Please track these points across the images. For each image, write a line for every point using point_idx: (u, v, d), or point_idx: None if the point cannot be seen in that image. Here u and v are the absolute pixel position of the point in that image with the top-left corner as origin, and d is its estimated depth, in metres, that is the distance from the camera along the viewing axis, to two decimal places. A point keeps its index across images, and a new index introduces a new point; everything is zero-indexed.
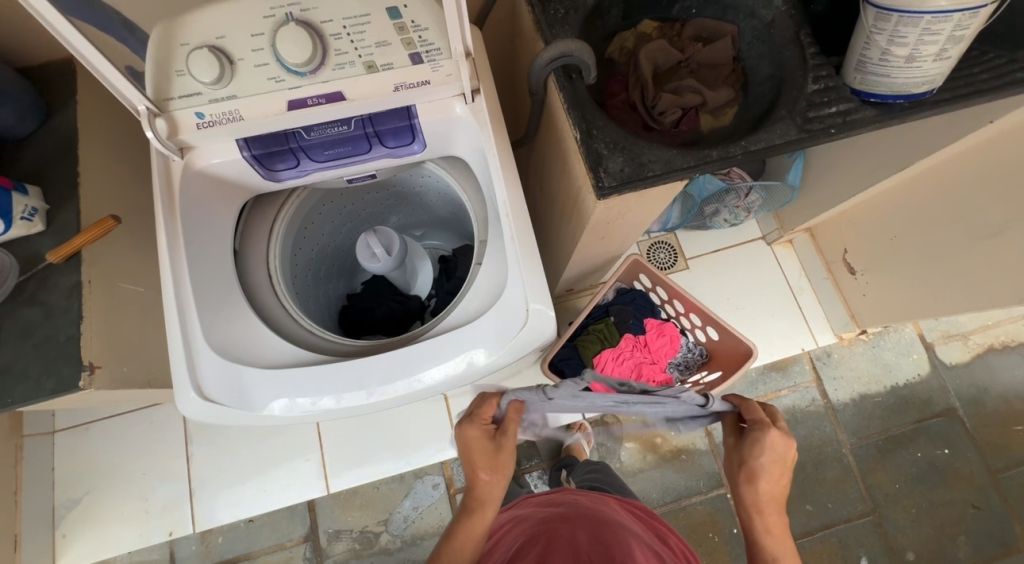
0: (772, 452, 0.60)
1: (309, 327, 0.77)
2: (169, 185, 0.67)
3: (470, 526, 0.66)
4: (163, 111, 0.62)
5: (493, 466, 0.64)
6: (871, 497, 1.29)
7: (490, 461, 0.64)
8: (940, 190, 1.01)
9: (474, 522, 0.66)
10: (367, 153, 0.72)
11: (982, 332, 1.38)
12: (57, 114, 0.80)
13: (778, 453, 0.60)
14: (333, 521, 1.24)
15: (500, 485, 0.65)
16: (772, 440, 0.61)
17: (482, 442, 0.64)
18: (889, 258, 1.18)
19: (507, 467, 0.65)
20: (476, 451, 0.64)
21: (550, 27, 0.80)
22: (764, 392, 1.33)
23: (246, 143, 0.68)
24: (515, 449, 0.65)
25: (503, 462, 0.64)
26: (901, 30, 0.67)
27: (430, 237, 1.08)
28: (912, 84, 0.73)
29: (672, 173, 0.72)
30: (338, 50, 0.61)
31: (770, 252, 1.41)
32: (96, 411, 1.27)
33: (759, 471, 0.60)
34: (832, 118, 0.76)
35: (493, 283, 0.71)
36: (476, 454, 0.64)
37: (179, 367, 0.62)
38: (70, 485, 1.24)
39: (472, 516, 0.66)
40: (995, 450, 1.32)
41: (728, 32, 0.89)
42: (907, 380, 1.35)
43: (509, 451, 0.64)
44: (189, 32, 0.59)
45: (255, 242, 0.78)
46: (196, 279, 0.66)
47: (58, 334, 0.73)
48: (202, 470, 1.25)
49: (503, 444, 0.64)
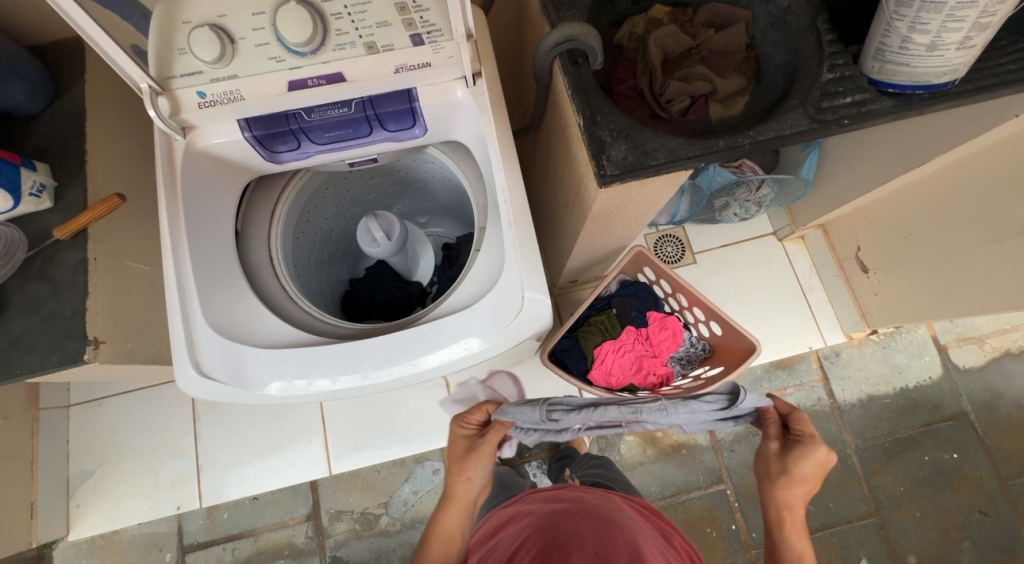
0: (802, 461, 0.64)
1: (308, 309, 0.78)
2: (171, 164, 0.67)
3: (440, 522, 0.74)
4: (166, 90, 0.63)
5: (467, 465, 0.73)
6: (874, 499, 1.27)
7: (462, 458, 0.73)
8: (962, 187, 0.97)
9: (445, 516, 0.74)
10: (367, 137, 0.72)
11: (998, 336, 1.34)
12: (66, 93, 0.81)
13: (813, 465, 0.65)
14: (334, 502, 1.27)
15: (468, 485, 0.74)
16: (812, 454, 0.64)
17: (460, 438, 0.75)
18: (903, 257, 1.14)
19: (476, 471, 0.73)
20: (454, 447, 0.75)
21: (557, 10, 0.78)
22: (769, 390, 1.31)
23: (248, 124, 0.68)
24: (489, 453, 0.72)
25: (473, 464, 0.72)
26: (923, 16, 0.64)
27: (434, 225, 1.08)
28: (933, 74, 0.70)
29: (676, 162, 0.71)
30: (339, 30, 0.60)
31: (780, 248, 1.38)
32: (108, 387, 1.31)
33: (797, 477, 0.65)
34: (846, 108, 0.73)
35: (490, 270, 0.70)
36: (452, 446, 0.75)
37: (179, 345, 0.63)
38: (83, 458, 1.28)
39: (443, 511, 0.75)
40: (1007, 457, 1.29)
41: (742, 18, 0.86)
42: (917, 382, 1.32)
43: (482, 453, 0.72)
44: (192, 12, 0.58)
45: (257, 224, 0.79)
46: (198, 259, 0.67)
47: (65, 308, 0.75)
48: (208, 448, 1.28)
49: (479, 447, 0.72)
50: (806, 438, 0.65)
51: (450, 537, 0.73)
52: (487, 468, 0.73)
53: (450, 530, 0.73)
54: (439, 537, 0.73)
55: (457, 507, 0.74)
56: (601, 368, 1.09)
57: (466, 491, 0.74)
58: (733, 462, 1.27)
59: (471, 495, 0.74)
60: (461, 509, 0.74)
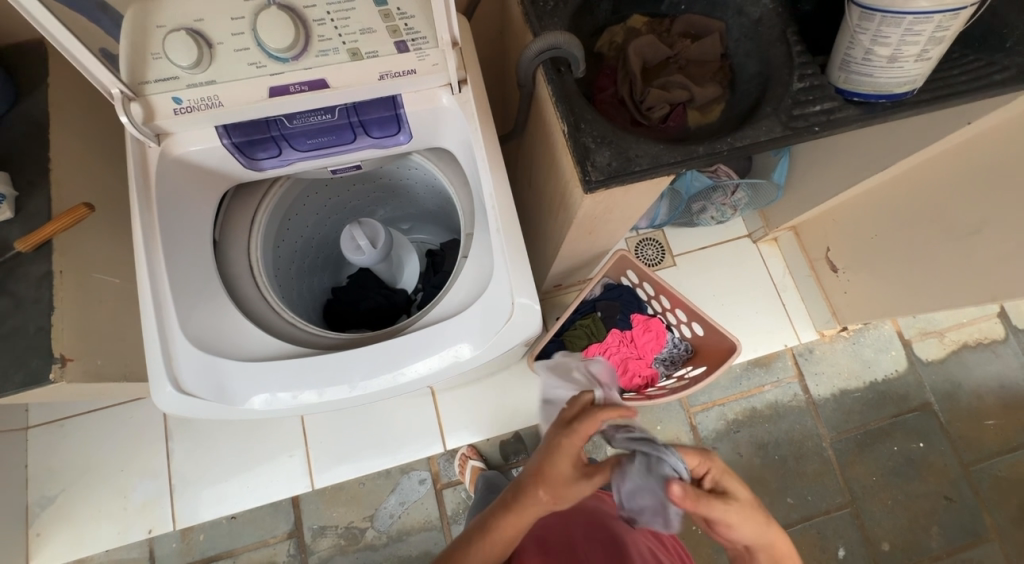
0: (746, 512, 0.54)
1: (291, 320, 0.76)
2: (144, 172, 0.65)
3: (501, 526, 0.58)
4: (139, 96, 0.60)
5: (563, 496, 0.54)
6: (849, 490, 1.32)
7: (558, 486, 0.54)
8: (921, 190, 1.03)
9: (506, 524, 0.57)
10: (351, 143, 0.71)
11: (957, 330, 1.42)
12: (27, 98, 0.77)
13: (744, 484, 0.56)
14: (318, 517, 1.23)
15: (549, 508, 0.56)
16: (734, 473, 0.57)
17: (563, 460, 0.54)
18: (870, 256, 1.20)
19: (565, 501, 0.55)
20: (558, 467, 0.55)
21: (540, 19, 0.80)
22: (747, 388, 1.35)
23: (226, 131, 0.66)
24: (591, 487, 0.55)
25: (566, 495, 0.55)
26: (885, 30, 0.69)
27: (417, 231, 1.07)
28: (894, 84, 0.74)
29: (658, 168, 0.73)
30: (321, 36, 0.59)
31: (755, 250, 1.42)
32: (72, 407, 1.24)
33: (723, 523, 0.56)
34: (817, 116, 0.77)
35: (478, 276, 0.70)
36: (550, 464, 0.55)
37: (155, 361, 0.60)
38: (45, 484, 1.20)
39: (504, 519, 0.58)
40: (968, 444, 1.36)
41: (716, 28, 0.88)
42: (886, 376, 1.39)
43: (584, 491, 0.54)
44: (167, 16, 0.56)
45: (236, 233, 0.76)
46: (175, 270, 0.65)
47: (27, 325, 0.71)
48: (183, 468, 1.23)
49: (583, 479, 0.55)
50: (706, 464, 0.56)
51: (508, 539, 0.58)
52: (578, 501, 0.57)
53: (508, 537, 0.58)
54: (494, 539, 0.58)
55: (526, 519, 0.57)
56: None
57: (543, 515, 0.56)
58: None
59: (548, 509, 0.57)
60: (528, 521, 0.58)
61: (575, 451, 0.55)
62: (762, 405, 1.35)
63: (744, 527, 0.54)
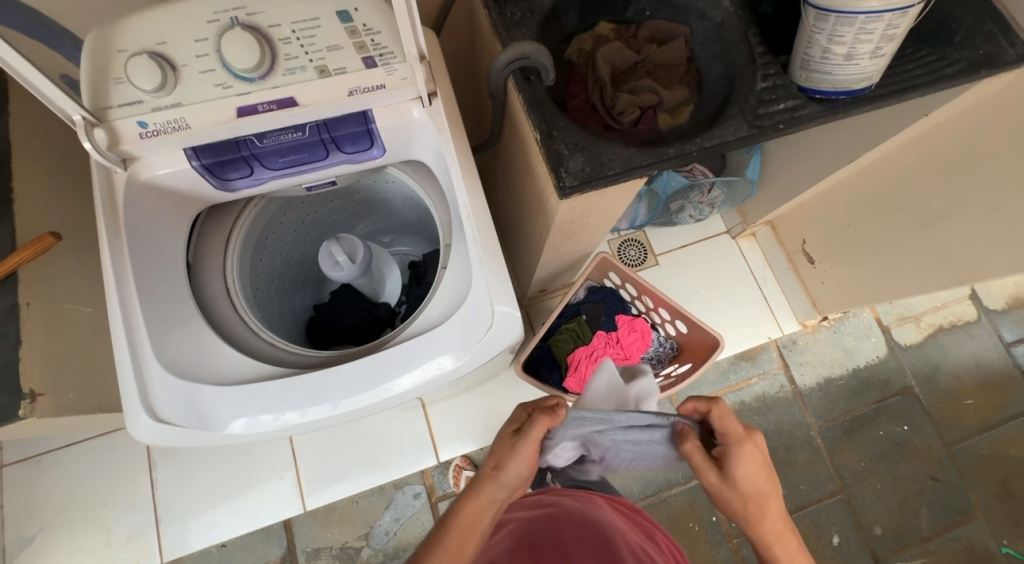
0: (746, 485, 0.62)
1: (271, 340, 0.75)
2: (112, 198, 0.64)
3: (462, 503, 0.62)
4: (102, 121, 0.59)
5: (510, 459, 0.64)
6: (839, 476, 1.35)
7: (506, 446, 0.65)
8: (887, 181, 1.07)
9: (468, 506, 0.61)
10: (324, 160, 0.71)
11: (932, 314, 1.46)
12: None
13: (763, 463, 0.62)
14: (310, 540, 1.20)
15: (501, 479, 0.63)
16: (760, 462, 0.62)
17: (507, 424, 0.68)
18: (844, 246, 1.23)
19: (513, 468, 0.64)
20: (507, 432, 0.67)
21: (508, 29, 0.81)
22: (735, 382, 1.37)
23: (195, 153, 0.66)
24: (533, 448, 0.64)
25: (509, 457, 0.64)
26: (840, 30, 0.71)
27: (399, 243, 1.07)
28: (852, 80, 0.76)
29: (631, 171, 0.74)
30: (288, 55, 0.60)
31: (734, 246, 1.45)
32: (48, 442, 1.20)
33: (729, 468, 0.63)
34: (780, 114, 0.79)
35: (458, 286, 0.70)
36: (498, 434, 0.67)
37: (129, 390, 0.59)
38: (22, 524, 1.16)
39: (466, 503, 0.62)
40: (950, 425, 1.40)
41: (681, 33, 0.90)
42: (867, 362, 1.42)
43: (523, 447, 0.64)
44: (129, 40, 0.56)
45: (211, 255, 0.75)
46: (147, 297, 0.63)
47: None
48: (168, 498, 1.19)
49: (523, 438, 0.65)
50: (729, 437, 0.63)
51: (469, 528, 0.60)
52: (524, 469, 0.64)
53: (471, 522, 0.60)
54: (455, 525, 0.59)
55: (483, 494, 0.63)
56: (576, 375, 1.10)
57: (494, 483, 0.63)
58: None
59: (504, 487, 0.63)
60: (487, 499, 0.62)
61: (516, 419, 0.68)
62: (751, 398, 1.37)
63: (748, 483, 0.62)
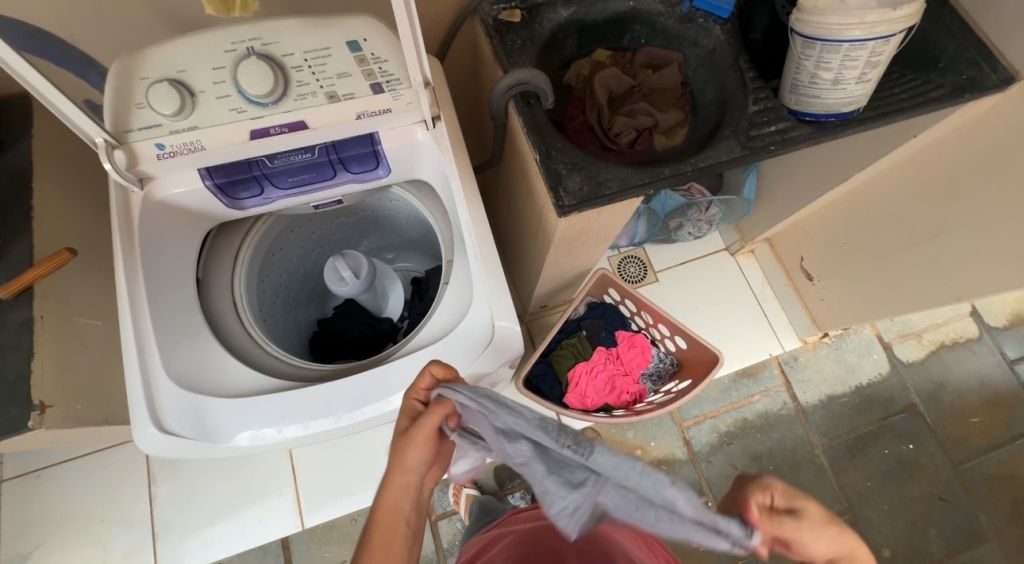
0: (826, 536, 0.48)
1: (276, 354, 0.76)
2: (128, 215, 0.66)
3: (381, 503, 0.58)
4: (122, 143, 0.63)
5: (401, 452, 0.58)
6: (846, 496, 1.33)
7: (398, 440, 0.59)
8: (880, 199, 1.09)
9: (382, 502, 0.58)
10: (331, 179, 0.74)
11: (933, 330, 1.46)
12: (11, 148, 0.79)
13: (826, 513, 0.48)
14: (308, 558, 1.19)
15: (404, 471, 0.58)
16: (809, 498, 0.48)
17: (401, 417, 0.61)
18: (841, 264, 1.24)
19: (411, 457, 0.57)
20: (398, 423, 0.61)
21: (508, 56, 0.85)
22: (737, 399, 1.37)
23: (209, 173, 0.69)
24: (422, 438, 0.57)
25: (404, 449, 0.57)
26: (826, 57, 0.74)
27: (402, 260, 1.08)
28: (841, 104, 0.79)
29: (628, 190, 0.76)
30: (300, 81, 0.63)
31: (733, 263, 1.47)
32: (49, 457, 1.20)
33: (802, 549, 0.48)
34: (772, 135, 0.82)
35: (459, 301, 0.72)
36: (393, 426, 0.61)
37: (138, 403, 0.60)
38: (19, 540, 1.15)
39: (382, 502, 0.59)
40: (957, 443, 1.38)
41: (675, 59, 0.94)
42: (870, 380, 1.41)
43: (411, 437, 0.57)
44: (149, 68, 0.59)
45: (220, 270, 0.78)
46: (158, 310, 0.65)
47: (6, 372, 0.70)
48: (166, 514, 1.19)
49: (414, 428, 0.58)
50: (778, 492, 0.47)
51: (390, 521, 0.58)
52: (422, 456, 0.57)
53: (390, 524, 0.58)
54: (378, 523, 0.58)
55: (397, 490, 0.58)
56: (576, 390, 1.11)
57: (400, 476, 0.58)
58: (712, 474, 1.31)
59: (409, 478, 0.58)
60: (399, 492, 0.59)
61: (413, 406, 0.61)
62: (753, 416, 1.36)
63: (822, 544, 0.48)
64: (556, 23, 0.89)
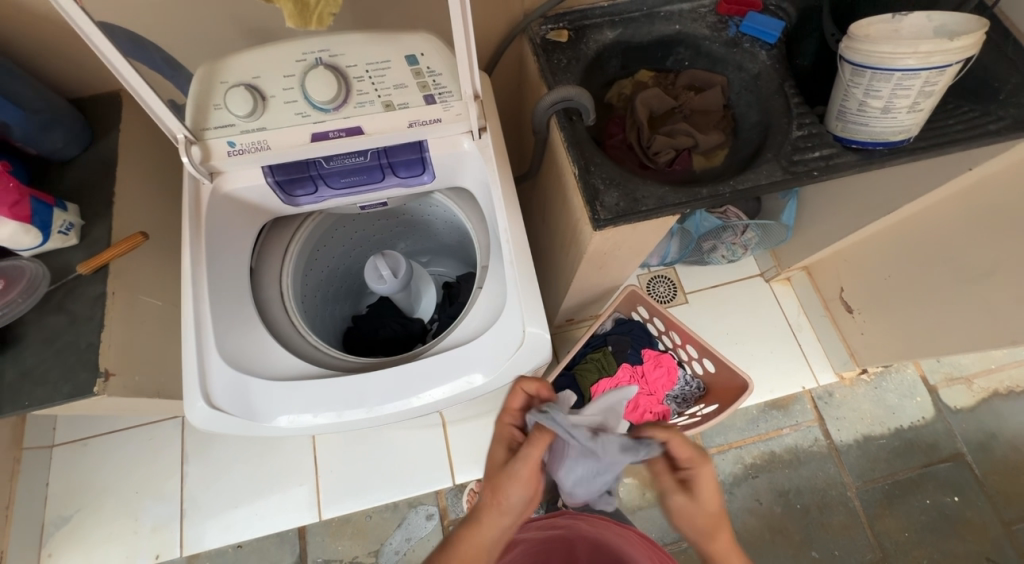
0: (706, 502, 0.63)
1: (315, 344, 0.80)
2: (197, 205, 0.72)
3: (468, 536, 0.61)
4: (199, 140, 0.69)
5: (504, 486, 0.61)
6: (880, 545, 1.25)
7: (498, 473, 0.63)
8: (930, 232, 1.05)
9: (471, 535, 0.61)
10: (379, 182, 0.78)
11: (986, 376, 1.37)
12: (100, 140, 0.87)
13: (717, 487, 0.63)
14: (322, 550, 1.21)
15: (506, 506, 0.61)
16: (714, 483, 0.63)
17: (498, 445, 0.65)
18: (884, 298, 1.20)
19: (511, 493, 0.61)
20: (495, 452, 0.65)
21: (553, 74, 0.88)
22: (765, 430, 1.32)
23: (271, 170, 0.74)
24: (525, 473, 0.61)
25: (506, 484, 0.61)
26: (876, 85, 0.73)
27: (436, 264, 1.12)
28: (890, 132, 0.78)
29: (665, 208, 0.77)
30: (360, 90, 0.67)
31: (768, 289, 1.43)
32: (96, 427, 1.29)
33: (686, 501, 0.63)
34: (815, 161, 0.81)
35: (491, 305, 0.74)
36: (490, 453, 0.66)
37: (191, 377, 0.65)
38: (62, 503, 1.23)
39: (468, 533, 0.62)
40: (1009, 501, 1.28)
41: (719, 82, 0.95)
42: (912, 423, 1.34)
43: (514, 469, 0.61)
44: (229, 73, 0.65)
45: (270, 260, 0.83)
46: (215, 293, 0.71)
47: (79, 340, 0.77)
48: (195, 492, 1.25)
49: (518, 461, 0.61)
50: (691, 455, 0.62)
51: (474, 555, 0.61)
52: (524, 492, 0.61)
53: (476, 550, 0.61)
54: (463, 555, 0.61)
55: (491, 524, 0.62)
56: None
57: (495, 511, 0.62)
58: (733, 506, 1.27)
59: (506, 513, 0.62)
60: (493, 526, 0.62)
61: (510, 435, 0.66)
62: (782, 449, 1.31)
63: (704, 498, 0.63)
64: (601, 44, 0.92)
